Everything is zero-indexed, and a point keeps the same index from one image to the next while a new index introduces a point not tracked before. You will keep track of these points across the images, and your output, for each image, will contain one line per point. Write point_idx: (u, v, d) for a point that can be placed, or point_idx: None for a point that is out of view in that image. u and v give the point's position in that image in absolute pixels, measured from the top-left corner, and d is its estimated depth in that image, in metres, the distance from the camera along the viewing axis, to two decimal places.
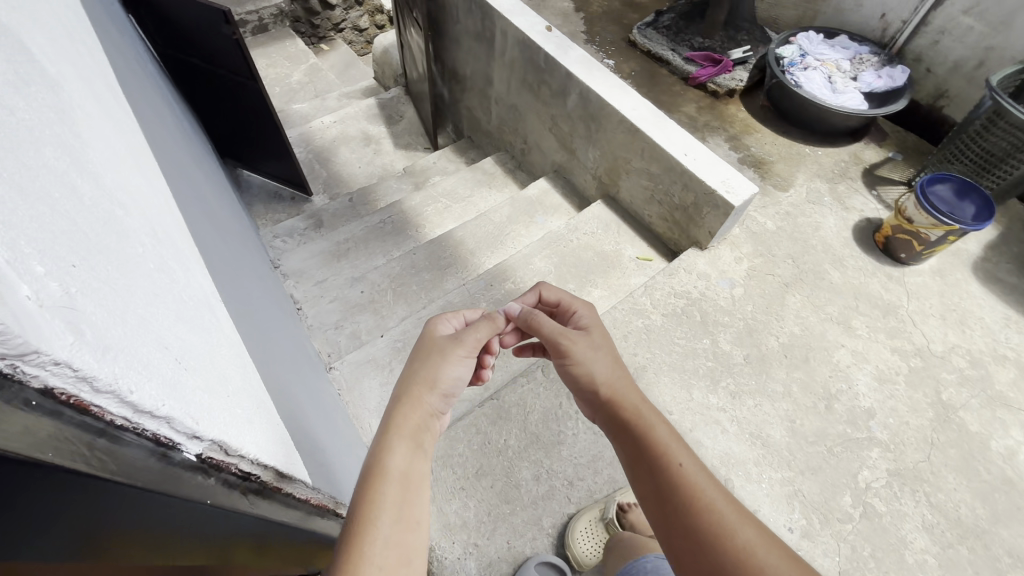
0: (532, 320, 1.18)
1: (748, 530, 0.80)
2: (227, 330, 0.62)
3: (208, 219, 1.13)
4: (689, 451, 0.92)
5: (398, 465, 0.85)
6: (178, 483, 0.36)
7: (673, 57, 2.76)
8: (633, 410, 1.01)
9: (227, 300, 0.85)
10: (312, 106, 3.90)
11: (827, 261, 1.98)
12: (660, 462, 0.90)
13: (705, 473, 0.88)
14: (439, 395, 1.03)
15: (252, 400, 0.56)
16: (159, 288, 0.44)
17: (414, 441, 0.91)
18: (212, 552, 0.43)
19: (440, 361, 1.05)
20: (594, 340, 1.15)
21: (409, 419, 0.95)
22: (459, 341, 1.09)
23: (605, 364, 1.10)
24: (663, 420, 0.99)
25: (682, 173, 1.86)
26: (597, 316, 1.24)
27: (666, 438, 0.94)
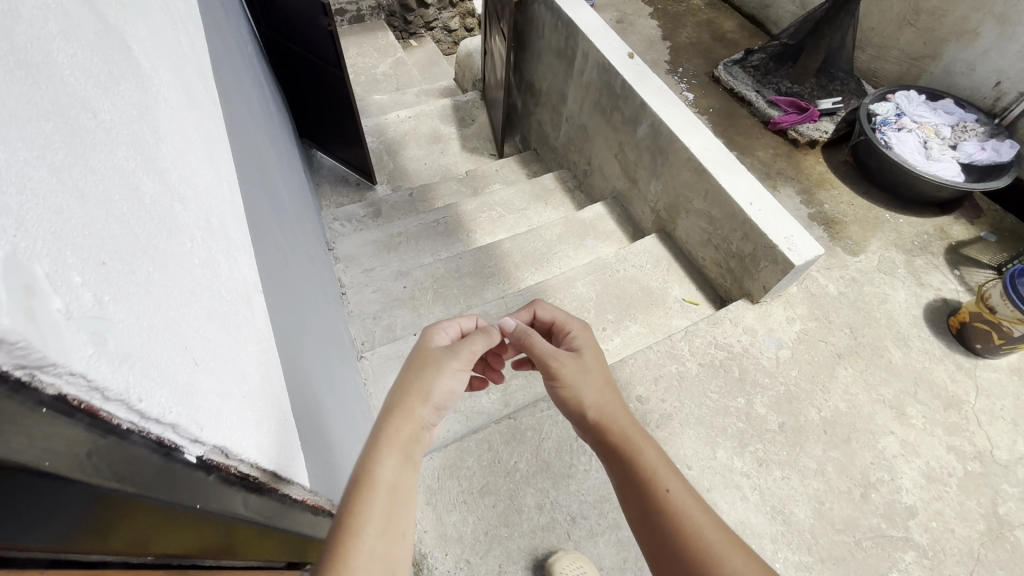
0: (526, 339, 1.15)
1: (734, 556, 0.89)
2: (257, 322, 0.64)
3: (270, 203, 1.19)
4: (677, 476, 1.00)
5: (386, 477, 0.87)
6: (173, 484, 0.38)
7: (756, 99, 2.66)
8: (622, 434, 1.08)
9: (268, 287, 0.89)
10: (392, 99, 4.06)
11: (888, 338, 1.85)
12: (651, 490, 0.98)
13: (693, 499, 0.96)
14: (434, 409, 1.02)
15: (267, 398, 0.58)
16: (197, 285, 0.47)
17: (403, 452, 0.92)
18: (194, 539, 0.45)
19: (436, 374, 1.03)
20: (585, 362, 1.17)
21: (401, 430, 0.95)
22: (455, 353, 1.06)
23: (594, 388, 1.14)
24: (650, 442, 1.07)
25: (744, 221, 1.79)
26: (591, 335, 1.25)
27: (655, 463, 1.02)
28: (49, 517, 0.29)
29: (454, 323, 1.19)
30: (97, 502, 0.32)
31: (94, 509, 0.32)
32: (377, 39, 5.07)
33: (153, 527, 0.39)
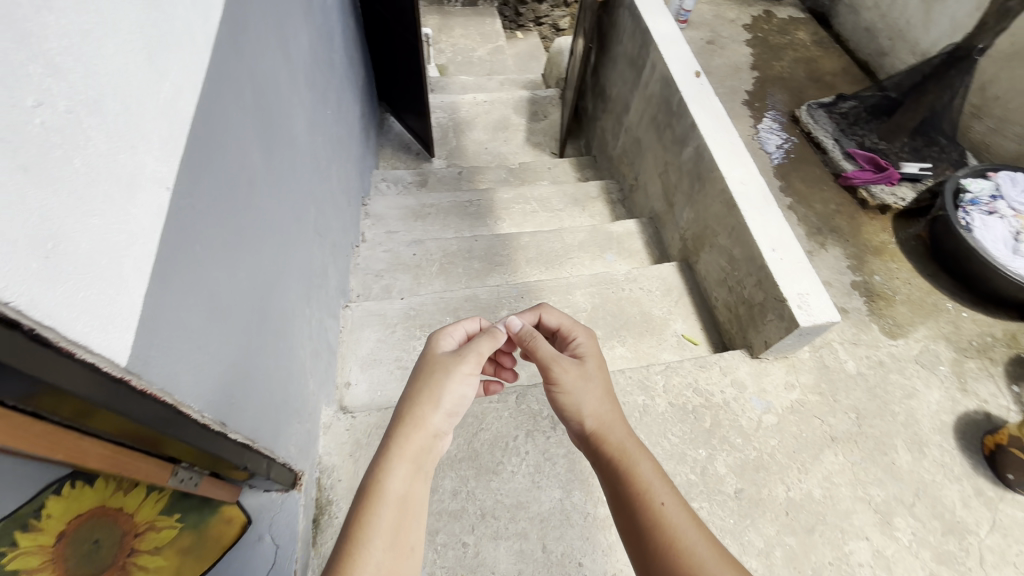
0: (529, 341, 1.17)
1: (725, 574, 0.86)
2: (134, 211, 0.67)
3: (266, 135, 1.25)
4: (670, 488, 0.98)
5: (397, 488, 0.91)
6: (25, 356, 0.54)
7: (833, 148, 2.54)
8: (618, 445, 1.06)
9: (209, 197, 0.92)
10: (477, 84, 4.19)
11: (899, 436, 1.61)
12: (642, 504, 0.95)
13: (685, 512, 0.94)
14: (446, 415, 1.04)
15: (97, 274, 0.60)
16: (15, 136, 0.50)
17: (414, 462, 0.96)
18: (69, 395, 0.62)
19: (446, 377, 1.06)
20: (586, 370, 1.16)
21: (411, 441, 0.98)
22: (464, 357, 1.09)
23: (592, 397, 1.12)
24: (645, 454, 1.05)
25: (760, 267, 1.65)
26: (595, 343, 1.23)
27: (648, 475, 1.00)
28: None
29: (460, 327, 1.20)
30: None
31: None
32: (485, 26, 5.23)
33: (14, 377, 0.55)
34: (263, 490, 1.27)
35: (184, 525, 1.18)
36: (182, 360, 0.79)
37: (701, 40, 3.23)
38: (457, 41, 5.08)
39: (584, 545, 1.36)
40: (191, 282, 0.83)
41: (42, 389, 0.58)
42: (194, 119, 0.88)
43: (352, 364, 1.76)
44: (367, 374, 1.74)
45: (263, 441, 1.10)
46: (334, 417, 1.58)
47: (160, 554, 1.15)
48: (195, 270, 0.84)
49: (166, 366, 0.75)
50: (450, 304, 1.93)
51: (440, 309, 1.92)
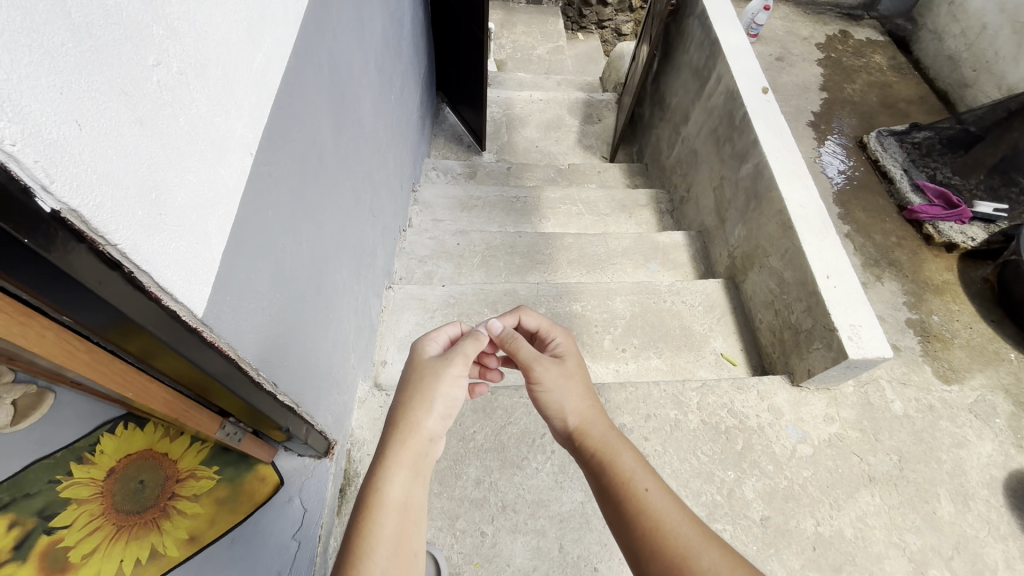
0: (510, 343, 1.17)
1: (711, 552, 0.86)
2: (222, 172, 0.71)
3: (337, 112, 1.29)
4: (652, 475, 0.99)
5: (395, 495, 0.93)
6: (121, 300, 0.58)
7: (901, 179, 2.43)
8: (600, 439, 1.07)
9: (284, 167, 0.96)
10: (535, 82, 4.21)
11: (944, 486, 1.53)
12: (627, 494, 0.96)
13: (668, 496, 0.95)
14: (439, 419, 1.06)
15: (187, 228, 0.63)
16: (137, 90, 0.53)
17: (411, 468, 0.97)
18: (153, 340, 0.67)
19: (436, 383, 1.08)
20: (566, 368, 1.17)
21: (407, 448, 0.99)
22: (451, 361, 1.11)
23: (573, 394, 1.13)
24: (626, 443, 1.05)
25: (812, 292, 1.60)
26: (573, 342, 1.25)
27: (631, 464, 1.01)
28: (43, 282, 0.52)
29: (443, 332, 1.21)
30: (45, 272, 0.51)
31: (45, 278, 0.51)
32: (548, 24, 5.23)
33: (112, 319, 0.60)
34: (298, 454, 1.29)
35: (221, 477, 1.27)
36: (246, 318, 0.83)
37: (770, 56, 3.15)
38: (518, 37, 5.11)
39: (601, 551, 1.35)
40: (261, 247, 0.86)
41: (130, 330, 0.63)
42: (280, 90, 0.91)
43: (389, 344, 1.80)
44: (403, 355, 1.77)
45: (305, 405, 1.14)
46: (369, 392, 1.62)
47: (198, 501, 1.24)
48: (264, 235, 0.87)
49: (236, 327, 0.80)
50: (489, 297, 1.95)
51: (479, 300, 1.94)
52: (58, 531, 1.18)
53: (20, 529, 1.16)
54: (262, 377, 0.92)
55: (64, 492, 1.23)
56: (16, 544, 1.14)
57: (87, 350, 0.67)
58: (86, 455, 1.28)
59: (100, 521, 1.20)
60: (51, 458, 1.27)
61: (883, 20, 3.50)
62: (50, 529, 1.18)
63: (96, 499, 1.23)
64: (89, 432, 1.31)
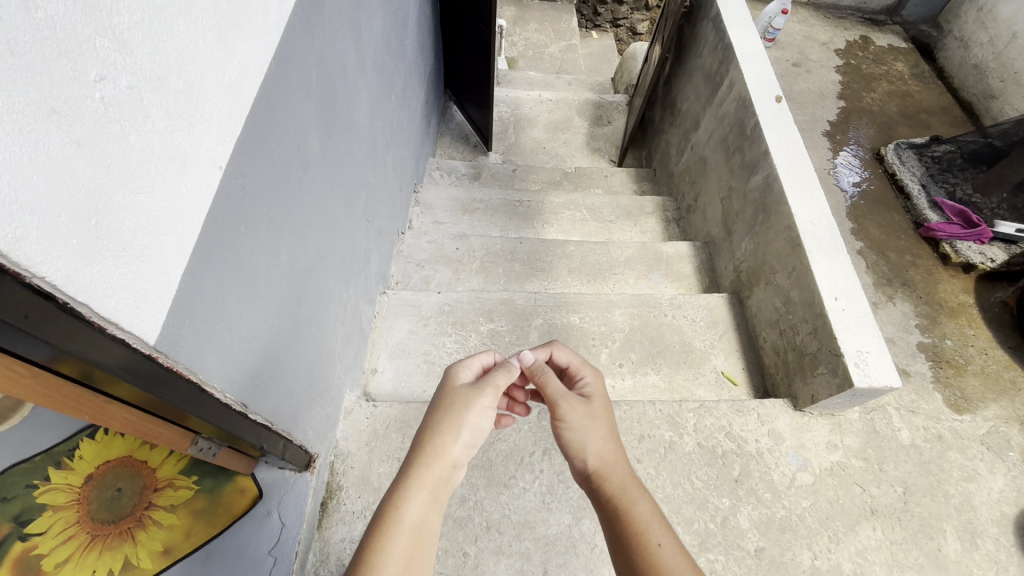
0: (540, 377, 1.13)
1: None
2: (183, 189, 0.67)
3: (326, 116, 1.25)
4: (669, 532, 0.94)
5: (412, 518, 0.89)
6: (57, 331, 0.54)
7: (918, 194, 2.35)
8: (619, 485, 1.01)
9: (261, 177, 0.92)
10: (545, 82, 4.15)
11: (950, 522, 1.46)
12: (642, 548, 0.92)
13: (684, 559, 0.90)
14: (464, 446, 1.01)
15: (138, 252, 0.59)
16: (71, 110, 0.49)
17: (431, 492, 0.93)
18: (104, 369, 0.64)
19: (465, 410, 1.03)
20: (593, 409, 1.11)
21: (430, 472, 0.95)
22: (482, 391, 1.06)
23: (597, 437, 1.07)
24: (645, 494, 1.01)
25: (819, 314, 1.54)
26: (603, 383, 1.19)
27: (647, 516, 0.96)
28: None
29: (477, 359, 1.17)
30: None
31: None
32: (561, 22, 5.15)
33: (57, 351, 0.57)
34: (279, 467, 1.28)
35: (199, 487, 1.25)
36: (212, 340, 0.79)
37: (786, 61, 3.05)
38: (530, 34, 5.04)
39: None
40: (231, 264, 0.83)
41: (77, 359, 0.59)
42: (257, 98, 0.88)
43: (381, 352, 1.77)
44: (394, 363, 1.74)
45: (282, 422, 1.11)
46: (356, 403, 1.58)
47: (174, 512, 1.24)
48: (234, 250, 0.84)
49: (200, 348, 0.76)
50: (485, 305, 1.91)
51: (474, 308, 1.90)
52: (32, 538, 1.08)
53: None
54: (229, 398, 0.88)
55: (40, 499, 1.11)
56: None
57: (31, 376, 0.63)
58: (64, 460, 1.14)
59: (75, 529, 1.13)
60: (28, 461, 1.11)
61: (906, 26, 3.38)
62: (23, 535, 1.07)
63: (74, 507, 1.14)
64: (70, 434, 1.16)
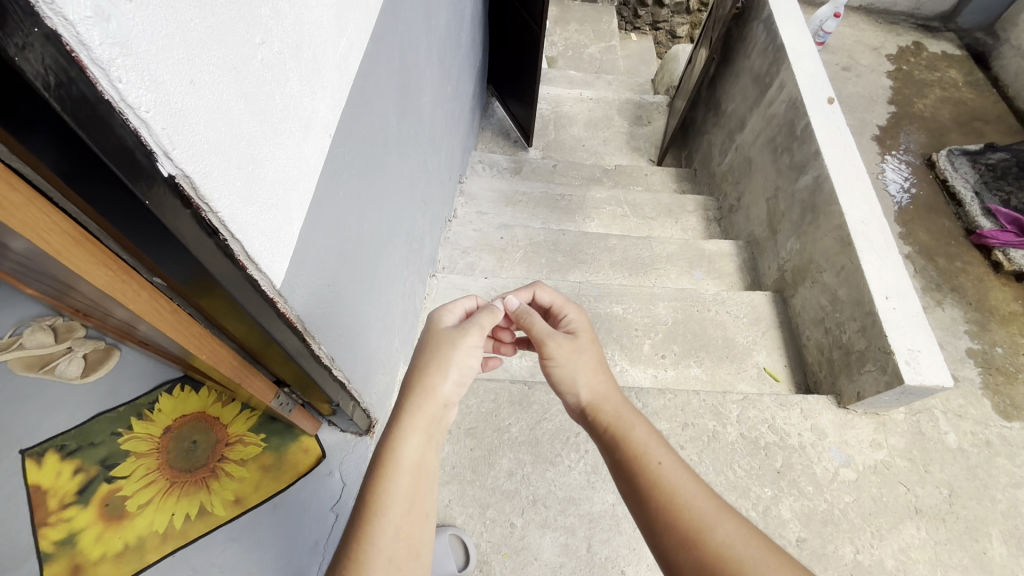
0: (525, 319, 1.18)
1: (727, 524, 0.83)
2: (306, 150, 0.73)
3: (403, 100, 1.33)
4: (667, 449, 0.95)
5: (410, 456, 0.91)
6: (213, 264, 0.61)
7: (970, 201, 2.31)
8: (614, 414, 1.04)
9: (355, 148, 0.98)
10: (585, 81, 4.19)
11: (997, 526, 1.45)
12: (639, 468, 0.93)
13: (683, 468, 0.91)
14: (454, 385, 1.05)
15: (275, 203, 0.66)
16: (244, 66, 0.56)
17: (426, 431, 0.96)
18: (230, 306, 0.70)
19: (451, 350, 1.07)
20: (579, 344, 1.15)
21: (423, 410, 0.98)
22: (467, 330, 1.11)
23: (587, 370, 1.11)
24: (640, 418, 1.02)
25: (868, 313, 1.54)
26: (587, 320, 1.23)
27: (644, 438, 0.97)
28: (149, 244, 0.56)
29: (459, 304, 1.20)
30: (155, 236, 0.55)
31: (157, 242, 0.56)
32: (601, 22, 5.17)
33: (207, 285, 0.65)
34: (340, 430, 1.33)
35: (267, 445, 1.30)
36: (314, 293, 0.86)
37: (835, 65, 3.03)
38: (571, 34, 5.08)
39: (629, 554, 1.35)
40: (330, 226, 0.89)
41: (216, 293, 0.66)
42: (357, 76, 0.94)
43: None
44: None
45: (354, 382, 1.18)
46: None
47: (244, 466, 1.28)
48: (334, 213, 0.90)
49: (305, 297, 0.83)
50: None
51: None
52: (117, 481, 1.26)
53: (84, 475, 1.27)
54: (321, 349, 0.95)
55: (124, 445, 1.32)
56: (80, 489, 1.24)
57: (171, 312, 0.72)
58: (145, 412, 1.38)
59: (154, 475, 1.28)
60: (115, 412, 1.38)
61: (960, 34, 3.33)
62: (110, 478, 1.27)
63: (152, 454, 1.31)
64: (149, 390, 1.41)
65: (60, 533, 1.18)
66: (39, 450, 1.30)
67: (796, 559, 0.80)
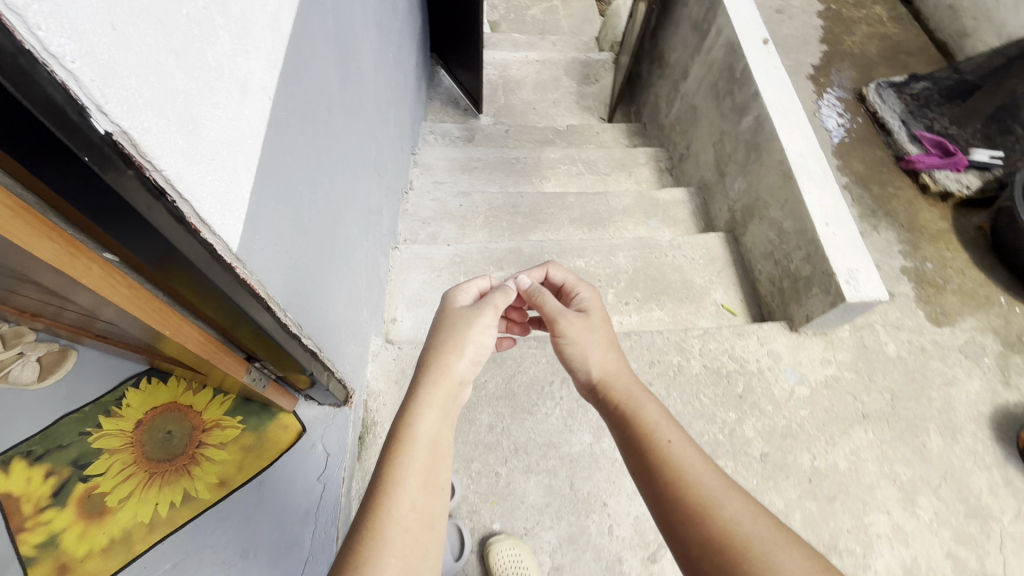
0: (537, 299, 1.22)
1: (734, 502, 0.87)
2: (246, 111, 0.72)
3: (343, 67, 1.30)
4: (677, 429, 0.99)
5: (427, 432, 0.94)
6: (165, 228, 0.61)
7: (898, 129, 2.45)
8: (624, 392, 1.07)
9: (298, 114, 0.97)
10: (530, 43, 4.14)
11: (933, 421, 1.61)
12: (651, 446, 0.96)
13: (693, 450, 0.95)
14: (469, 363, 1.08)
15: (221, 163, 0.65)
16: (169, 20, 0.54)
17: (441, 407, 0.99)
18: (186, 275, 0.70)
19: (467, 329, 1.11)
20: (591, 321, 1.19)
21: (439, 386, 1.01)
22: (481, 309, 1.14)
23: (597, 347, 1.15)
24: (650, 398, 1.06)
25: (811, 240, 1.64)
26: (598, 298, 1.27)
27: (655, 417, 1.01)
28: (96, 209, 0.55)
29: (473, 283, 1.24)
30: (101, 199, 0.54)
31: (103, 205, 0.55)
32: None
33: (163, 253, 0.64)
34: (318, 404, 1.34)
35: (245, 427, 1.31)
36: (274, 260, 0.86)
37: (770, 9, 3.10)
38: None
39: (610, 486, 1.43)
40: (283, 192, 0.89)
41: (173, 261, 0.66)
42: (291, 38, 0.92)
43: (398, 303, 1.84)
44: (412, 313, 1.82)
45: (326, 350, 1.19)
46: (382, 345, 1.66)
47: (225, 449, 1.28)
48: (284, 179, 0.90)
49: (265, 264, 0.83)
50: (495, 255, 1.98)
51: (483, 257, 1.98)
52: (93, 479, 1.25)
53: (57, 478, 1.24)
54: (288, 317, 0.95)
55: (95, 444, 1.30)
56: (55, 491, 1.22)
57: (128, 286, 0.71)
58: (113, 409, 1.35)
59: (132, 469, 1.27)
60: (80, 413, 1.35)
61: None
62: (85, 477, 1.25)
63: (126, 450, 1.29)
64: (114, 387, 1.38)
65: (39, 537, 1.16)
66: (3, 459, 1.26)
67: (804, 539, 0.84)
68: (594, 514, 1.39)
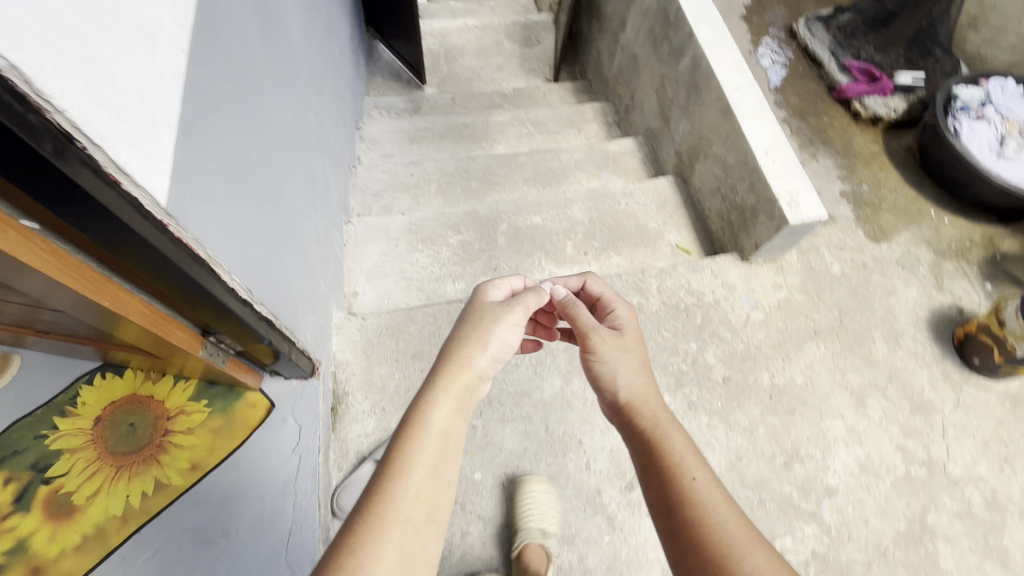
0: (570, 309, 1.21)
1: (756, 556, 0.84)
2: (159, 62, 0.68)
3: (267, 28, 1.25)
4: (703, 466, 0.98)
5: (440, 423, 0.93)
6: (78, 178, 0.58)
7: (828, 61, 2.52)
8: (652, 417, 1.07)
9: (220, 70, 0.93)
10: (468, 10, 4.05)
11: (877, 329, 1.72)
12: (674, 479, 0.95)
13: (718, 489, 0.93)
14: (491, 360, 1.06)
15: (134, 113, 0.62)
16: None
17: (458, 400, 0.97)
18: (110, 231, 0.68)
19: (492, 326, 1.09)
20: (624, 341, 1.19)
21: (461, 380, 0.99)
22: (511, 308, 1.13)
23: (630, 368, 1.15)
24: (679, 428, 1.05)
25: (754, 171, 1.70)
26: (634, 317, 1.26)
27: (681, 450, 1.00)
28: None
29: (506, 282, 1.24)
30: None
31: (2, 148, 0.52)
32: None
33: (82, 205, 0.62)
34: (283, 377, 1.34)
35: (212, 409, 1.29)
36: (210, 218, 0.84)
37: None
38: None
39: (584, 424, 1.48)
40: (212, 149, 0.86)
41: (95, 214, 0.64)
42: None
43: (358, 276, 1.82)
44: (373, 286, 1.81)
45: (284, 319, 1.18)
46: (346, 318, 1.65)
47: (193, 433, 1.26)
48: (211, 135, 0.87)
49: (201, 222, 0.81)
50: (451, 219, 1.97)
51: (439, 222, 1.96)
52: (56, 480, 1.20)
53: (16, 484, 1.19)
54: (235, 281, 0.93)
55: (53, 446, 1.25)
56: (16, 497, 1.17)
57: (51, 250, 0.68)
58: (68, 409, 1.31)
59: (97, 465, 1.23)
60: (32, 417, 1.30)
61: None
62: (47, 479, 1.21)
63: (89, 447, 1.25)
64: (68, 386, 1.34)
65: (5, 544, 1.10)
66: None
67: None
68: (571, 452, 1.44)
